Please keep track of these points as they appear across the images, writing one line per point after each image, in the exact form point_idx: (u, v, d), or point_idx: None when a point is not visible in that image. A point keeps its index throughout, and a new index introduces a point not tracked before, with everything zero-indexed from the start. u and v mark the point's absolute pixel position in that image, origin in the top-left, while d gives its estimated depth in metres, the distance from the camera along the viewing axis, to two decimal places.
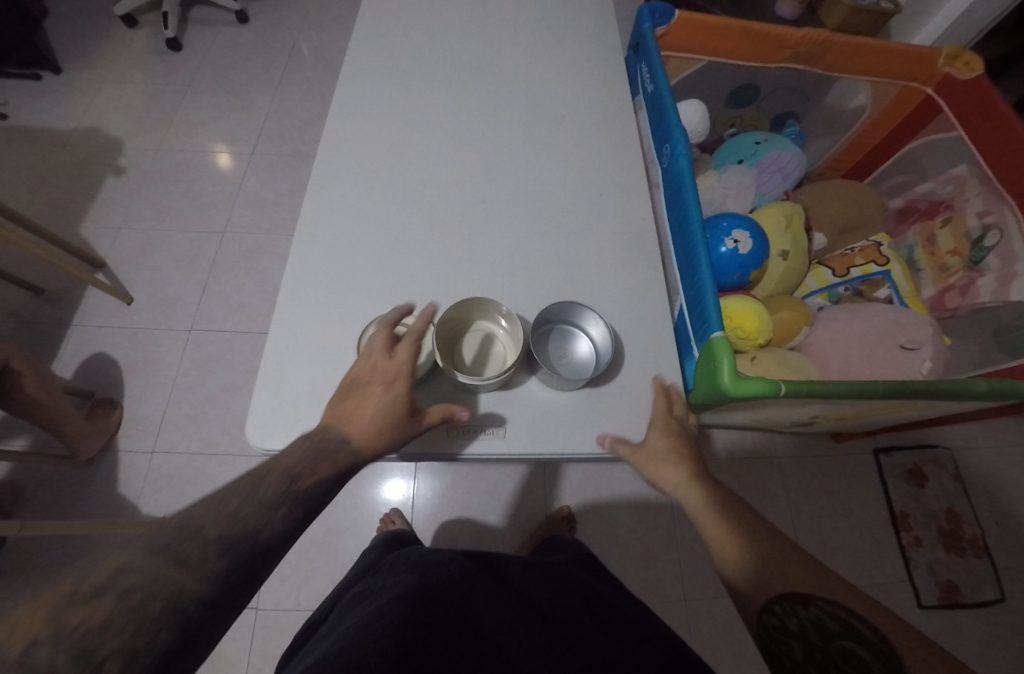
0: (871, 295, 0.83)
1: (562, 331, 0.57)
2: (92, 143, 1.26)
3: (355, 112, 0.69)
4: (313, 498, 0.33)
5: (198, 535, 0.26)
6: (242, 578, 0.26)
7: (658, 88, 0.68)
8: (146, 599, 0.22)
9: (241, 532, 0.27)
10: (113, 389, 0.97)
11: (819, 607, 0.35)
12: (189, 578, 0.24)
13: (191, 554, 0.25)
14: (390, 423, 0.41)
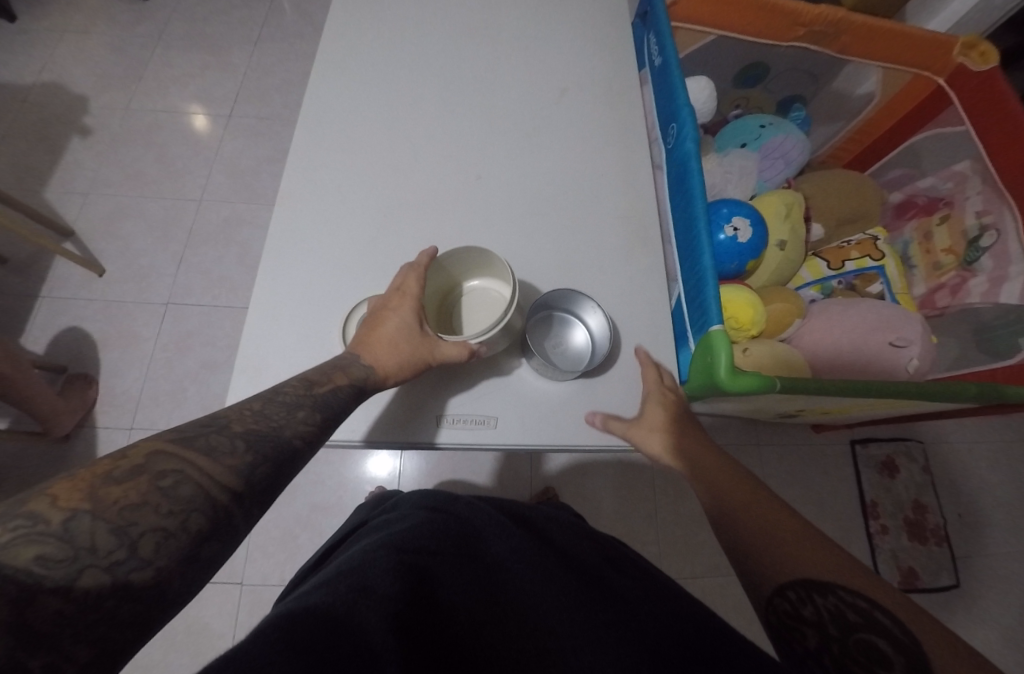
0: (864, 290, 0.83)
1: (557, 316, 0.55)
2: (55, 98, 1.17)
3: (339, 78, 0.65)
4: (331, 404, 0.36)
5: (224, 434, 0.28)
6: (266, 477, 0.29)
7: (666, 62, 0.64)
8: (180, 482, 0.25)
9: (264, 435, 0.30)
10: (87, 363, 0.94)
11: (838, 595, 0.32)
12: (217, 470, 0.26)
13: (220, 447, 0.28)
14: (407, 353, 0.43)
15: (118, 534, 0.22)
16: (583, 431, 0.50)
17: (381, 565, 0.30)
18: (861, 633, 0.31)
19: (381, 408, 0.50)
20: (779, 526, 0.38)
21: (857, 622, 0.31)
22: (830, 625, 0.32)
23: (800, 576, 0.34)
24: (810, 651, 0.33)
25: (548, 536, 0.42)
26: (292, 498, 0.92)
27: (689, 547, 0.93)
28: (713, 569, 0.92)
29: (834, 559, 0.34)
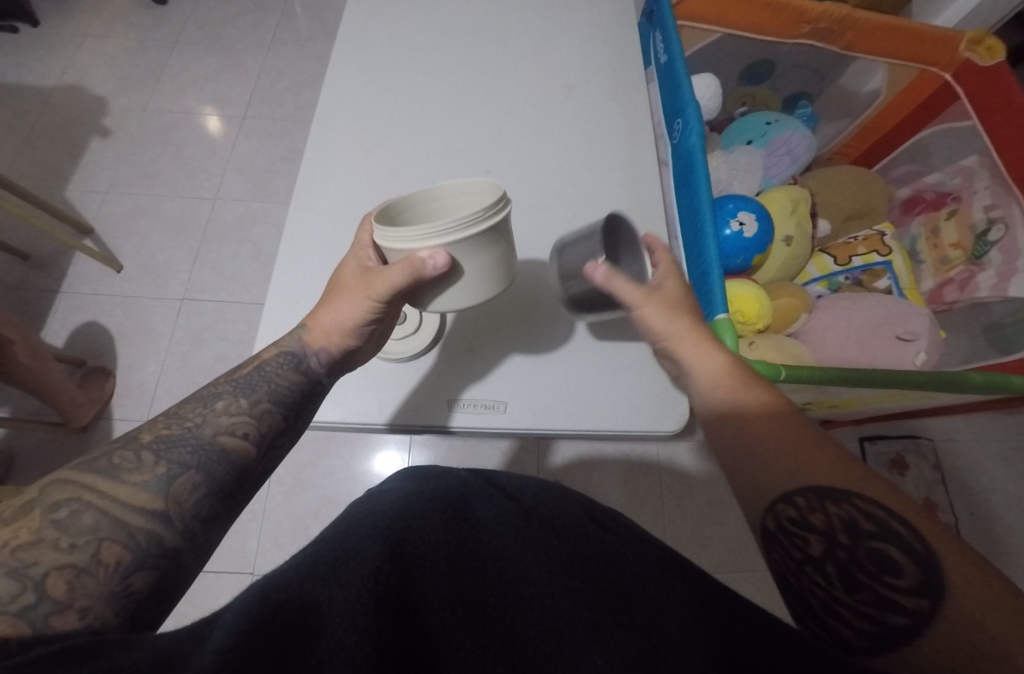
0: (871, 285, 0.83)
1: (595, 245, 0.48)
2: (76, 100, 1.21)
3: (352, 75, 0.66)
4: (249, 383, 0.40)
5: (128, 449, 0.32)
6: (190, 486, 0.32)
7: (671, 58, 0.65)
8: (79, 512, 0.27)
9: (175, 441, 0.33)
10: (105, 357, 0.96)
11: (853, 502, 0.31)
12: (122, 492, 0.29)
13: (125, 465, 0.31)
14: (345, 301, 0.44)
15: (17, 577, 0.24)
16: (590, 416, 0.51)
17: (371, 531, 0.24)
18: (874, 542, 0.30)
19: (395, 393, 0.51)
20: (799, 434, 0.36)
21: (868, 530, 0.30)
22: (840, 534, 0.31)
23: (815, 483, 0.33)
24: (810, 556, 0.32)
25: (520, 494, 0.34)
26: (304, 490, 0.93)
27: (695, 540, 0.93)
28: (719, 564, 0.92)
29: (848, 467, 0.33)
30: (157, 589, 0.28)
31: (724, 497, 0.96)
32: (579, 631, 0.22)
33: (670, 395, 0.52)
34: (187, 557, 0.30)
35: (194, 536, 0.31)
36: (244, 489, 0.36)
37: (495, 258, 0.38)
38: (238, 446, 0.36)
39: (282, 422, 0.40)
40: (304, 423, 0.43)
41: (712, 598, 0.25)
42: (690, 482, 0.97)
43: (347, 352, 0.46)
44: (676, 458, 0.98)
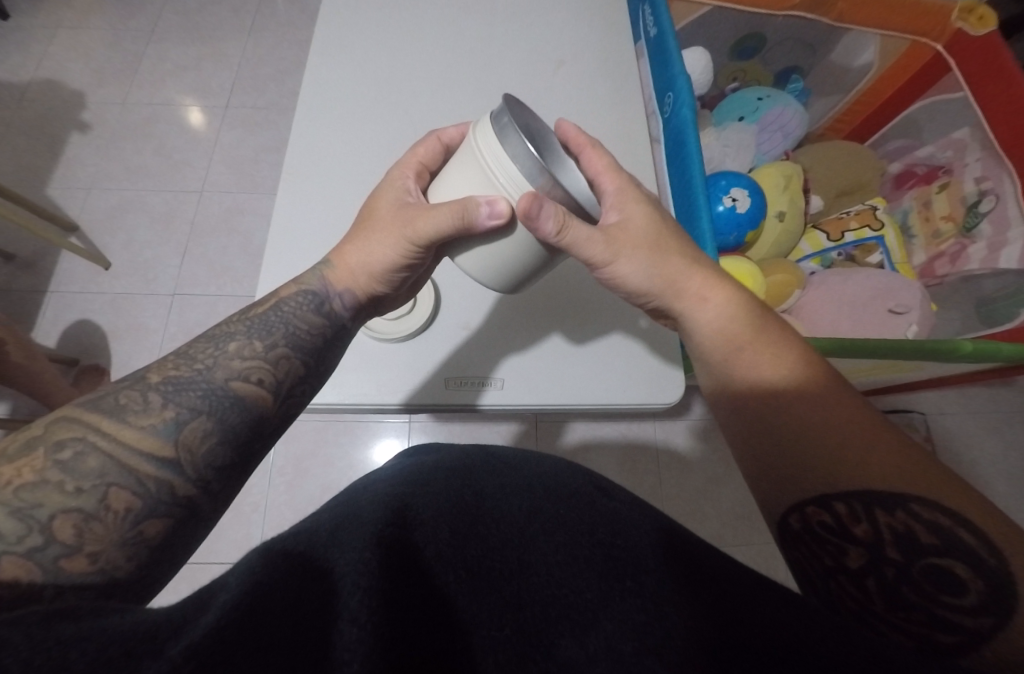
0: (863, 260, 0.83)
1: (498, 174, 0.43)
2: (52, 94, 1.18)
3: (338, 58, 0.65)
4: (264, 327, 0.39)
5: (136, 389, 0.31)
6: (201, 433, 0.31)
7: (662, 32, 0.63)
8: (83, 454, 0.27)
9: (184, 384, 0.33)
10: (98, 355, 0.96)
11: (910, 510, 0.30)
12: (130, 436, 0.29)
13: (131, 405, 0.30)
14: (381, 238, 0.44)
15: (21, 517, 0.24)
16: (588, 392, 0.52)
17: (374, 502, 0.24)
18: (932, 557, 0.29)
19: (396, 373, 0.51)
20: (849, 433, 0.34)
21: (920, 544, 0.29)
22: (891, 547, 0.30)
23: (863, 488, 0.32)
24: (845, 566, 0.32)
25: (524, 465, 0.33)
26: (305, 480, 0.94)
27: (693, 517, 0.95)
28: (717, 539, 0.94)
29: (917, 470, 0.32)
30: (171, 535, 0.29)
31: (722, 473, 0.98)
32: (592, 597, 0.23)
33: (666, 370, 0.53)
34: (202, 505, 0.31)
35: (209, 484, 0.31)
36: (262, 437, 0.36)
37: (523, 260, 0.40)
38: (252, 393, 0.35)
39: (301, 368, 0.40)
40: (328, 369, 0.43)
41: (702, 566, 0.25)
42: (687, 460, 0.98)
43: (370, 297, 0.46)
44: (674, 436, 0.99)
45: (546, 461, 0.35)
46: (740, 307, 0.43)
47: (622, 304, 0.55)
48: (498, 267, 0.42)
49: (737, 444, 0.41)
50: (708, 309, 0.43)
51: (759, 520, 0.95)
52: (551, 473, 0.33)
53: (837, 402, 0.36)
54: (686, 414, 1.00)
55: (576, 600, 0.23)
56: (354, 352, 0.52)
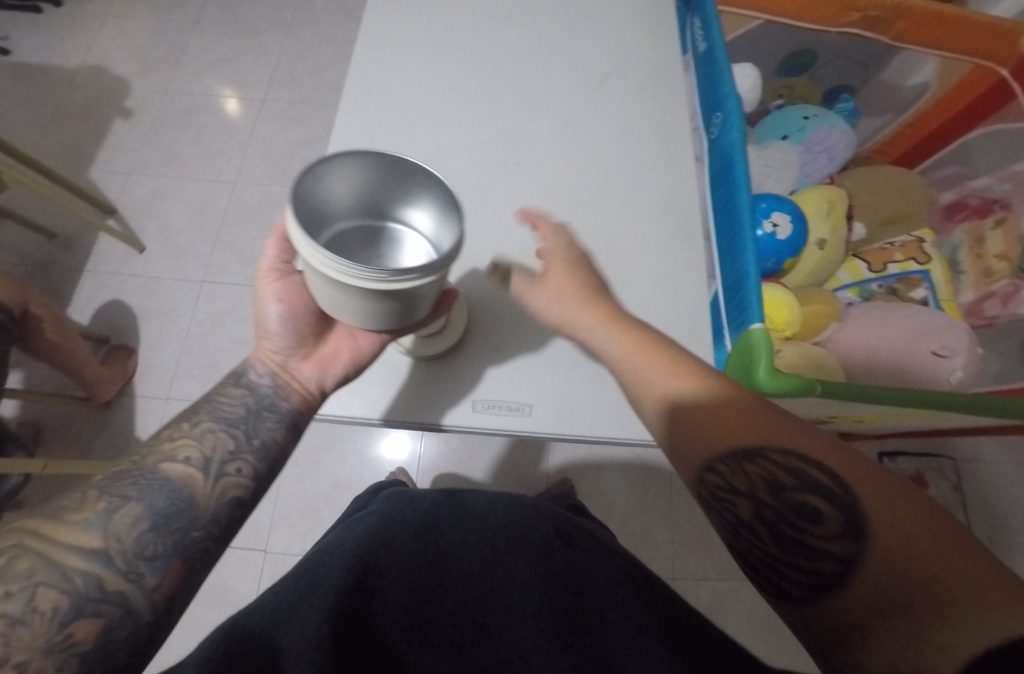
0: (906, 294, 0.79)
1: (394, 218, 0.36)
2: (100, 79, 1.21)
3: (379, 64, 0.64)
4: (189, 408, 0.41)
5: (77, 491, 0.32)
6: (132, 518, 0.32)
7: (712, 48, 0.61)
8: (16, 556, 0.27)
9: (120, 476, 0.34)
10: (127, 335, 0.98)
11: (771, 459, 0.29)
12: (62, 533, 0.29)
13: (68, 506, 0.31)
14: (263, 297, 0.41)
15: None
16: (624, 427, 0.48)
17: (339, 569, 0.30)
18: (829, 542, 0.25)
19: (420, 388, 0.49)
20: (775, 434, 0.30)
21: (852, 547, 0.23)
22: (765, 497, 0.28)
23: (732, 445, 0.31)
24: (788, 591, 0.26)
25: (487, 515, 0.39)
26: (316, 474, 0.95)
27: (704, 544, 0.92)
28: (728, 570, 0.91)
29: (785, 426, 0.30)
30: (103, 636, 0.27)
31: None
32: (533, 657, 0.26)
33: None
34: (142, 611, 0.29)
35: (142, 577, 0.30)
36: (198, 523, 0.34)
37: (379, 308, 0.30)
38: (181, 473, 0.36)
39: (230, 442, 0.39)
40: (279, 452, 0.42)
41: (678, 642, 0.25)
42: None
43: (283, 366, 0.43)
44: None
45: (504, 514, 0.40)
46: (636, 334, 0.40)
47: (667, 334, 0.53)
48: (369, 320, 0.33)
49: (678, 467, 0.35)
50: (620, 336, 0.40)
51: None
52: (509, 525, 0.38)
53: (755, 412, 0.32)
54: None
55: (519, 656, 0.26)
56: (382, 366, 0.50)
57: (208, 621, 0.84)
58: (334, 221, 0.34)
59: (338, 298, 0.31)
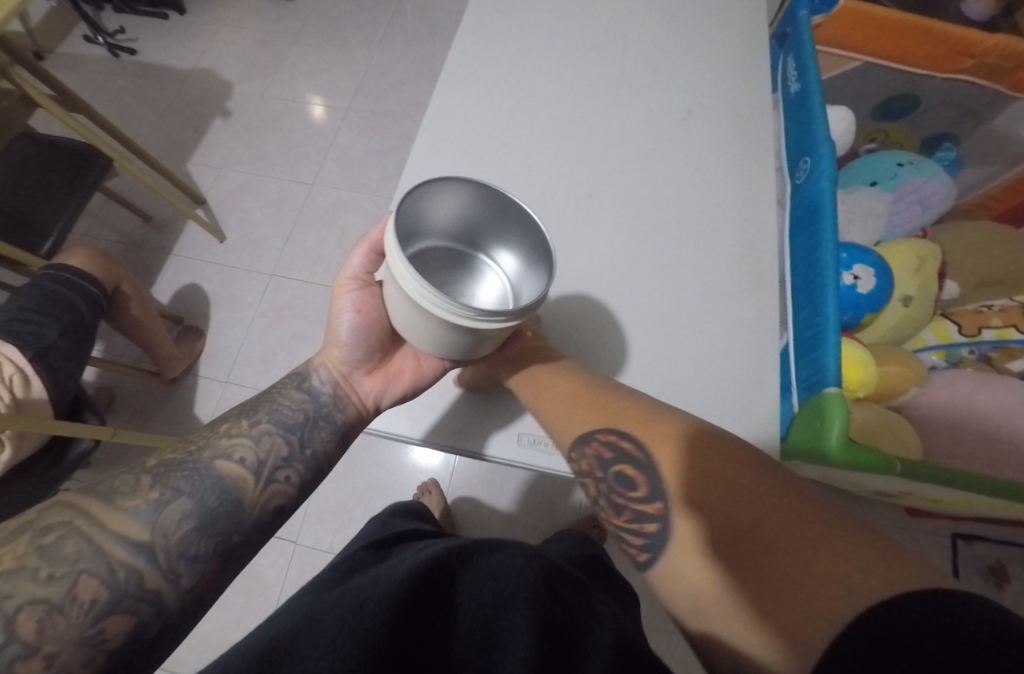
0: (1002, 366, 0.71)
1: (486, 251, 0.40)
2: (208, 82, 1.33)
3: (463, 86, 0.66)
4: (249, 404, 0.43)
5: (130, 474, 0.34)
6: (178, 516, 0.33)
7: (806, 89, 0.59)
8: (67, 538, 0.29)
9: (173, 466, 0.36)
10: (199, 318, 1.06)
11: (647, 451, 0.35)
12: (111, 520, 0.31)
13: (122, 489, 0.33)
14: (337, 303, 0.43)
15: None
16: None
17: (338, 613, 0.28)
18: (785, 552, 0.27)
19: (462, 412, 0.48)
20: (669, 452, 0.34)
21: (756, 544, 0.27)
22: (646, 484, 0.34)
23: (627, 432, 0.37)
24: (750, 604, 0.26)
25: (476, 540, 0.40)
26: (352, 474, 0.97)
27: None
28: None
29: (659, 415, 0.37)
30: (132, 635, 0.29)
31: None
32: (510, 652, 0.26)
33: None
34: (174, 613, 0.31)
35: (178, 577, 0.32)
36: (240, 528, 0.36)
37: (442, 337, 0.32)
38: (230, 472, 0.37)
39: (285, 448, 0.41)
40: (326, 463, 0.44)
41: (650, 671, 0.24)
42: None
43: (345, 376, 0.46)
44: None
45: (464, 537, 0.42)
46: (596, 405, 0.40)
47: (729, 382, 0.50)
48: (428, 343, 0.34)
49: (622, 538, 0.35)
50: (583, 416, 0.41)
51: None
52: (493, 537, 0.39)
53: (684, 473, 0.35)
54: None
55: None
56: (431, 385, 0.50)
57: (235, 601, 0.88)
58: (424, 238, 0.38)
59: (407, 311, 0.32)
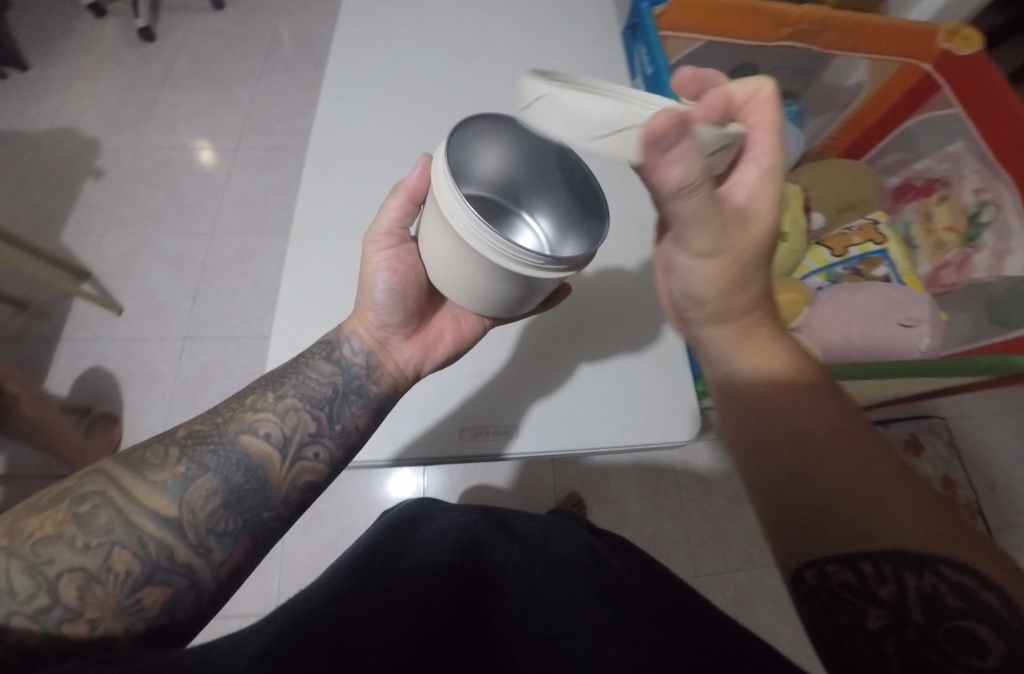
0: (869, 274, 0.83)
1: (527, 207, 0.42)
2: (68, 144, 1.21)
3: (353, 109, 0.67)
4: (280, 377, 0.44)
5: (161, 444, 0.35)
6: (204, 492, 0.35)
7: (658, 70, 0.66)
8: (100, 508, 0.30)
9: (200, 439, 0.37)
10: (110, 402, 0.96)
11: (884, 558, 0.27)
12: (142, 491, 0.32)
13: (152, 460, 0.34)
14: (371, 261, 0.46)
15: (34, 574, 0.26)
16: (594, 434, 0.54)
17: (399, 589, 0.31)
18: (954, 620, 0.25)
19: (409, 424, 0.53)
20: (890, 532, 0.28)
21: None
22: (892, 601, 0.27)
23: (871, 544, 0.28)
24: (863, 627, 0.27)
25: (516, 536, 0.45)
26: (321, 522, 0.92)
27: (718, 541, 0.92)
28: (744, 563, 0.91)
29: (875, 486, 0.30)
30: (168, 604, 0.31)
31: (742, 493, 0.96)
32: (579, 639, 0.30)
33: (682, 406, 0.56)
34: (205, 584, 0.33)
35: (209, 552, 0.33)
36: (268, 505, 0.38)
37: (490, 287, 0.35)
38: (257, 448, 0.38)
39: (312, 424, 0.42)
40: (357, 438, 0.45)
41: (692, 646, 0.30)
42: (707, 480, 0.97)
43: (381, 345, 0.48)
44: (692, 458, 0.98)
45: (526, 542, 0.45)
46: (746, 333, 0.40)
47: (637, 342, 0.58)
48: (469, 295, 0.37)
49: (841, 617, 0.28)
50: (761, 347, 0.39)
51: None
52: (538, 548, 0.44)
53: (866, 454, 0.32)
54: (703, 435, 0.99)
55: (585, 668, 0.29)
56: None
57: None
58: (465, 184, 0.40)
59: (452, 254, 0.34)
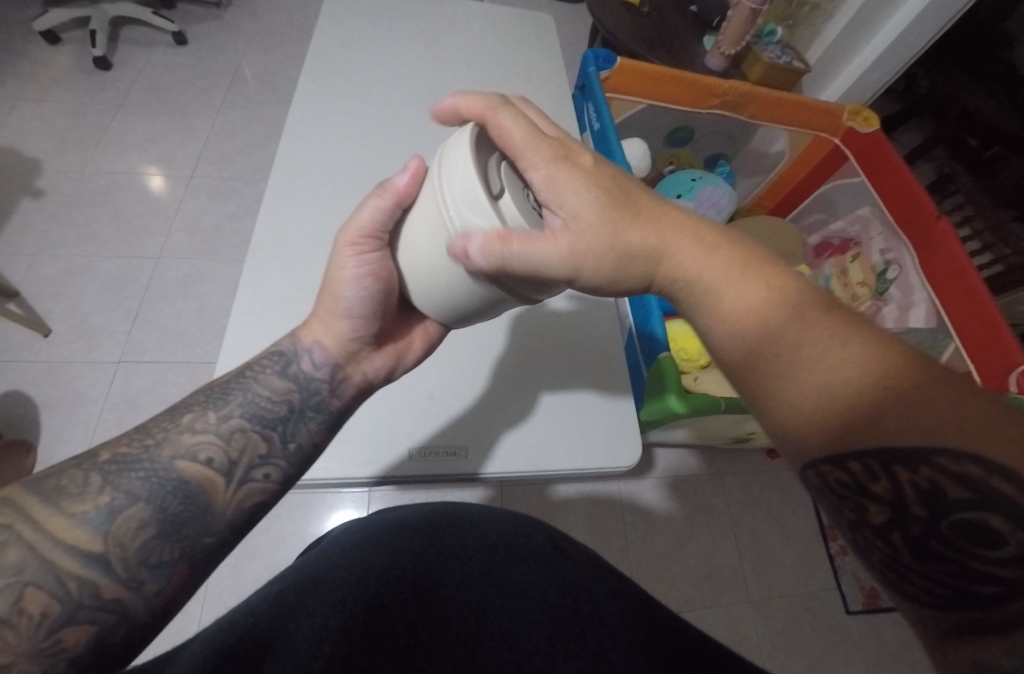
0: None
1: None
2: (6, 161, 1.16)
3: (308, 143, 0.69)
4: (224, 392, 0.42)
5: (80, 469, 0.33)
6: (135, 523, 0.33)
7: (604, 127, 0.74)
8: (9, 544, 0.28)
9: (129, 463, 0.35)
10: (24, 429, 0.89)
11: (934, 464, 0.23)
12: (57, 526, 0.30)
13: (71, 488, 0.32)
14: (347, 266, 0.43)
15: None
16: (543, 458, 0.58)
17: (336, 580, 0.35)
18: (965, 512, 0.22)
19: (362, 447, 0.55)
20: (894, 426, 0.25)
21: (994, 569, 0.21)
22: (913, 504, 0.24)
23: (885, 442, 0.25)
24: (869, 523, 0.26)
25: (483, 525, 0.44)
26: (250, 564, 0.87)
27: (661, 580, 0.93)
28: (687, 603, 0.92)
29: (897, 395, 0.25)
30: (93, 642, 0.29)
31: (684, 530, 0.98)
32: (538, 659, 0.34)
33: (625, 432, 0.60)
34: (137, 615, 0.32)
35: (141, 585, 0.32)
36: (211, 530, 0.37)
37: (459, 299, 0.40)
38: (199, 473, 0.37)
39: (262, 446, 0.42)
40: (312, 451, 0.45)
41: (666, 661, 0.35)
42: (652, 517, 0.98)
43: (347, 356, 0.48)
44: (638, 494, 1.00)
45: (484, 529, 0.44)
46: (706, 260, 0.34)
47: (582, 377, 0.63)
48: (439, 303, 0.42)
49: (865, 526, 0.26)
50: (830, 355, 0.28)
51: (724, 581, 0.95)
52: (504, 547, 0.42)
53: (869, 368, 0.26)
54: (648, 473, 1.01)
55: (523, 658, 0.34)
56: None
57: None
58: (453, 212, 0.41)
59: (440, 261, 0.38)
